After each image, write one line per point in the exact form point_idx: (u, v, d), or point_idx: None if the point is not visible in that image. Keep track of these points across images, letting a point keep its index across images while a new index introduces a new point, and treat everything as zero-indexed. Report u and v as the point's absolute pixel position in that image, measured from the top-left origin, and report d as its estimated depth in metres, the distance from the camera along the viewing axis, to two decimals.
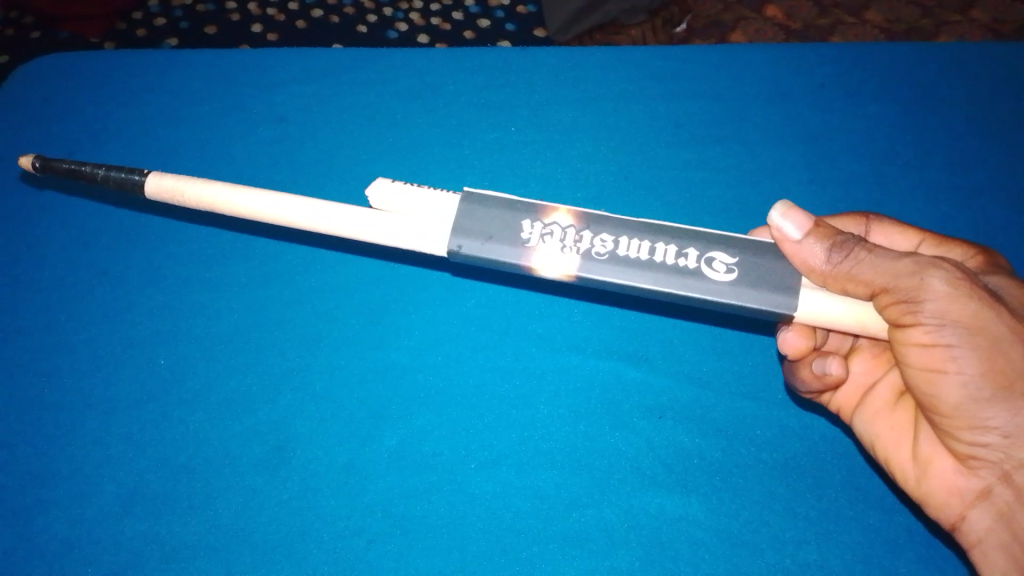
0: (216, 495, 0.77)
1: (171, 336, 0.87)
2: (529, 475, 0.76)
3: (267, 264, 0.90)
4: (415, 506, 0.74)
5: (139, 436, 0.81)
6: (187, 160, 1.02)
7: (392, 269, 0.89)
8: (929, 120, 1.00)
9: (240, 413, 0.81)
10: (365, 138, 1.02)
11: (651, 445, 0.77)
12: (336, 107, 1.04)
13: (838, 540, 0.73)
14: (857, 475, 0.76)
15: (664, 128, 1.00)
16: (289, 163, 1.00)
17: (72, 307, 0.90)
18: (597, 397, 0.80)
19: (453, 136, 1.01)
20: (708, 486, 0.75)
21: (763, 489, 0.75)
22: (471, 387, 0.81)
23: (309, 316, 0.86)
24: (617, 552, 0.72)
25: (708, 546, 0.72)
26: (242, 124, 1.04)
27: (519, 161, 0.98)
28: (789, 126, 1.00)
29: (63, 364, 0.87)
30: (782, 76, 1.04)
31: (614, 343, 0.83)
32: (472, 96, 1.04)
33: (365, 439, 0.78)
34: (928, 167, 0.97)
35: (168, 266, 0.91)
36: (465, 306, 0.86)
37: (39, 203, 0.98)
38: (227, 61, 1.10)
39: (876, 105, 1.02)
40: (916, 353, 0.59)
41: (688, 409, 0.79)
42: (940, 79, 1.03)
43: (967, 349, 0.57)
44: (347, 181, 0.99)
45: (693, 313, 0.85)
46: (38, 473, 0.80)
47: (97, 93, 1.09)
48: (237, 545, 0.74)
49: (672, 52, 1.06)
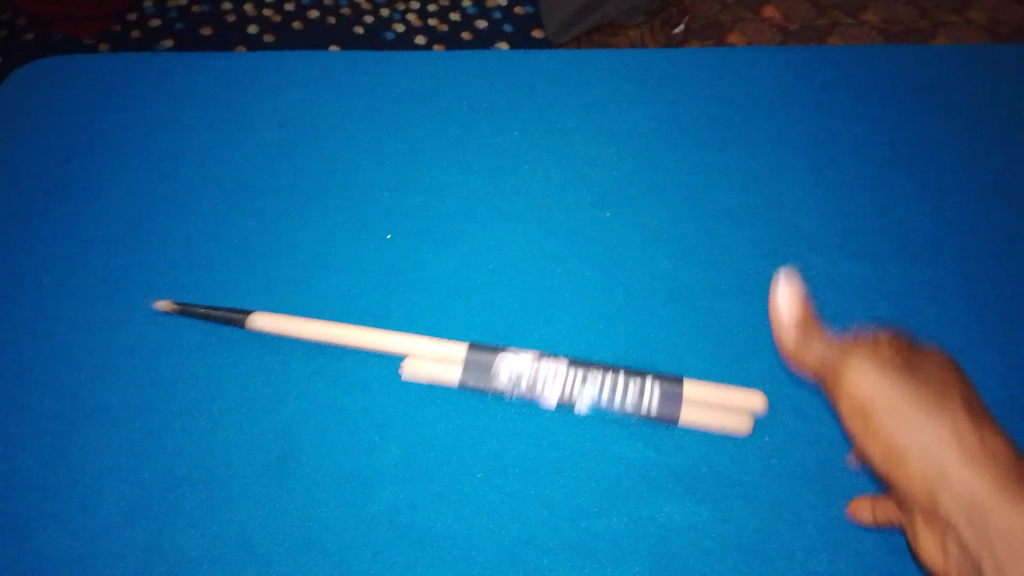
0: (243, 509, 0.81)
1: (202, 358, 0.92)
2: (534, 486, 0.81)
3: (294, 291, 0.96)
4: (422, 517, 0.80)
5: (151, 449, 0.86)
6: (202, 179, 1.05)
7: (399, 275, 0.96)
8: (924, 137, 1.03)
9: (269, 430, 0.86)
10: (376, 156, 1.05)
11: (648, 457, 0.82)
12: (347, 124, 1.08)
13: (827, 547, 0.76)
14: (847, 486, 0.79)
15: (665, 144, 1.03)
16: (303, 181, 1.04)
17: (102, 329, 0.95)
18: (594, 410, 0.86)
19: (453, 151, 1.04)
20: (696, 494, 0.80)
21: (751, 495, 0.79)
22: (474, 399, 0.87)
23: (334, 340, 0.92)
24: (615, 560, 0.76)
25: (697, 556, 0.76)
26: (255, 141, 1.07)
27: (526, 179, 1.02)
28: (787, 141, 1.03)
29: (91, 385, 0.91)
30: (778, 92, 1.07)
31: (623, 359, 0.88)
32: (478, 115, 1.07)
33: (373, 454, 0.84)
34: (923, 184, 1.00)
35: (178, 284, 0.97)
36: (465, 316, 0.93)
37: (67, 232, 1.03)
38: (235, 76, 1.13)
39: (872, 121, 1.05)
40: (880, 428, 0.80)
41: (672, 418, 0.85)
42: (932, 97, 1.07)
43: (908, 402, 0.81)
44: (362, 199, 1.02)
45: (696, 331, 0.90)
46: (72, 488, 0.84)
47: (99, 105, 1.12)
48: (266, 558, 0.78)
49: (665, 66, 1.09)
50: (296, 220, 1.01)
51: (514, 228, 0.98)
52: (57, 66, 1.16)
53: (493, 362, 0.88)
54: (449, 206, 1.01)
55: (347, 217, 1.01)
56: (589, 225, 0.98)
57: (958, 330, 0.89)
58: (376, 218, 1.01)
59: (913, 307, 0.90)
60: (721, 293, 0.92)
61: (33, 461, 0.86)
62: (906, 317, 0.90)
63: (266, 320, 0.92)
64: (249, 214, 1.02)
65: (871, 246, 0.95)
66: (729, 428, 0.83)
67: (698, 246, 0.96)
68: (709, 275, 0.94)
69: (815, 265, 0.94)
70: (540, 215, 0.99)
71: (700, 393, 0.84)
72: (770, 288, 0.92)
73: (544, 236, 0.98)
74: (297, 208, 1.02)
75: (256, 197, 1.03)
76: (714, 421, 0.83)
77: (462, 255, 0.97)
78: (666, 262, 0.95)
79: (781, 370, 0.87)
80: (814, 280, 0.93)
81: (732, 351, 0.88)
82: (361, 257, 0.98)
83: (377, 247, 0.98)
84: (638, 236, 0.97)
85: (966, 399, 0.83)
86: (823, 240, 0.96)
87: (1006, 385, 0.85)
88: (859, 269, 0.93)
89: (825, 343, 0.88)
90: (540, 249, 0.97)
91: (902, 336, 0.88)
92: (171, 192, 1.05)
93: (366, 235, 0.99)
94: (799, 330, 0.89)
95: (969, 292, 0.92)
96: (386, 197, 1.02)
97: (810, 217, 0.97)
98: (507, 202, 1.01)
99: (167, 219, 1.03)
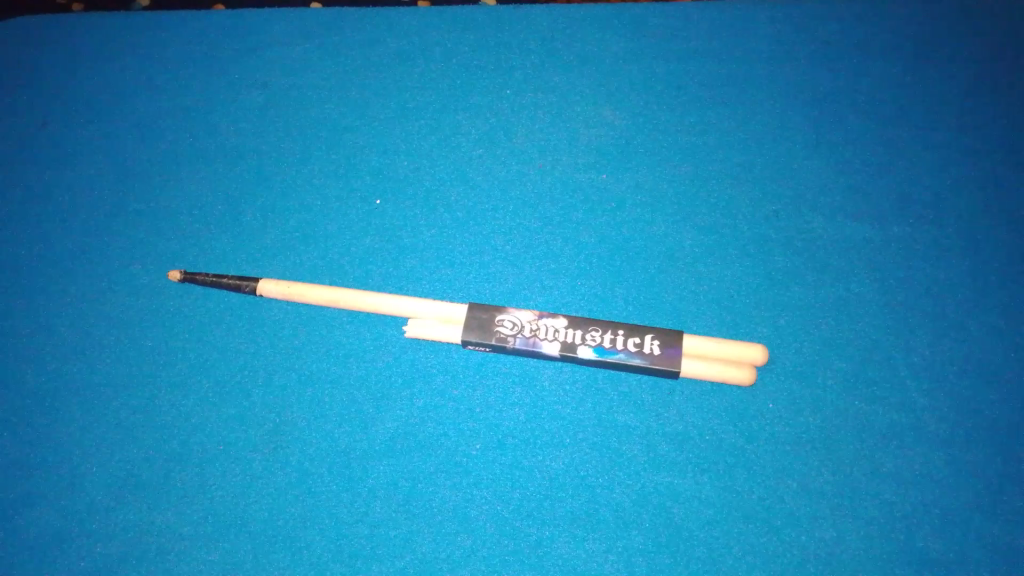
0: (243, 484, 0.82)
1: (194, 329, 0.91)
2: (535, 457, 0.82)
3: (284, 258, 0.95)
4: (418, 489, 0.80)
5: (132, 419, 0.86)
6: (197, 145, 1.05)
7: (387, 244, 0.96)
8: (910, 95, 1.08)
9: (266, 406, 0.86)
10: (376, 120, 1.06)
11: (642, 423, 0.84)
12: (347, 89, 1.09)
13: (802, 510, 0.80)
14: (822, 449, 0.83)
15: (658, 104, 1.07)
16: (300, 146, 1.04)
17: (90, 300, 0.94)
18: (589, 378, 0.87)
19: (439, 125, 1.06)
20: (684, 462, 0.82)
21: (734, 462, 0.82)
22: (471, 367, 0.88)
23: (331, 307, 0.91)
24: (610, 532, 0.78)
25: (683, 526, 0.79)
26: (252, 107, 1.08)
27: (525, 141, 1.04)
28: (776, 99, 1.07)
29: (71, 353, 0.91)
30: (764, 50, 1.12)
31: (621, 322, 0.87)
32: (463, 90, 1.09)
33: (371, 423, 0.84)
34: (914, 143, 1.04)
35: (160, 252, 0.97)
36: (454, 282, 0.92)
37: (53, 201, 1.02)
38: (228, 45, 1.14)
39: (859, 80, 1.09)
40: (843, 467, 0.82)
41: (661, 385, 0.86)
42: (914, 55, 1.12)
43: (872, 463, 0.82)
44: (360, 164, 1.02)
45: (697, 294, 0.91)
46: (61, 464, 0.84)
47: (78, 79, 1.12)
48: (268, 535, 0.79)
49: (649, 44, 1.12)
50: (293, 186, 1.01)
51: (513, 192, 0.99)
52: (40, 42, 1.16)
53: (496, 316, 0.87)
54: (448, 168, 1.02)
55: (348, 181, 1.01)
56: (586, 187, 1.00)
57: (946, 305, 0.92)
58: (375, 183, 1.01)
59: (908, 270, 0.94)
60: (717, 254, 0.94)
61: (21, 439, 0.86)
62: (902, 281, 0.93)
63: (275, 286, 0.91)
64: (244, 180, 1.02)
65: (864, 207, 0.99)
66: (728, 378, 0.85)
67: (693, 207, 0.98)
68: (705, 238, 0.95)
69: (810, 225, 0.97)
70: (538, 176, 1.01)
71: (700, 345, 0.85)
72: (767, 249, 0.95)
73: (543, 199, 0.99)
74: (295, 174, 1.02)
75: (251, 163, 1.03)
76: (716, 371, 0.84)
77: (461, 218, 0.97)
78: (663, 224, 0.96)
79: (781, 334, 0.89)
80: (809, 239, 0.96)
81: (733, 314, 0.90)
82: (349, 226, 0.97)
83: (375, 212, 0.98)
84: (636, 197, 0.99)
85: (950, 369, 0.88)
86: (820, 202, 0.99)
87: (999, 347, 0.89)
88: (853, 231, 0.97)
89: (821, 305, 0.91)
90: (539, 211, 0.98)
91: (898, 299, 0.92)
92: (149, 162, 1.04)
93: (365, 201, 0.99)
94: (798, 293, 0.92)
95: (965, 254, 0.96)
96: (386, 162, 1.03)
97: (805, 178, 1.01)
98: (505, 164, 1.02)
99: (157, 186, 1.02)
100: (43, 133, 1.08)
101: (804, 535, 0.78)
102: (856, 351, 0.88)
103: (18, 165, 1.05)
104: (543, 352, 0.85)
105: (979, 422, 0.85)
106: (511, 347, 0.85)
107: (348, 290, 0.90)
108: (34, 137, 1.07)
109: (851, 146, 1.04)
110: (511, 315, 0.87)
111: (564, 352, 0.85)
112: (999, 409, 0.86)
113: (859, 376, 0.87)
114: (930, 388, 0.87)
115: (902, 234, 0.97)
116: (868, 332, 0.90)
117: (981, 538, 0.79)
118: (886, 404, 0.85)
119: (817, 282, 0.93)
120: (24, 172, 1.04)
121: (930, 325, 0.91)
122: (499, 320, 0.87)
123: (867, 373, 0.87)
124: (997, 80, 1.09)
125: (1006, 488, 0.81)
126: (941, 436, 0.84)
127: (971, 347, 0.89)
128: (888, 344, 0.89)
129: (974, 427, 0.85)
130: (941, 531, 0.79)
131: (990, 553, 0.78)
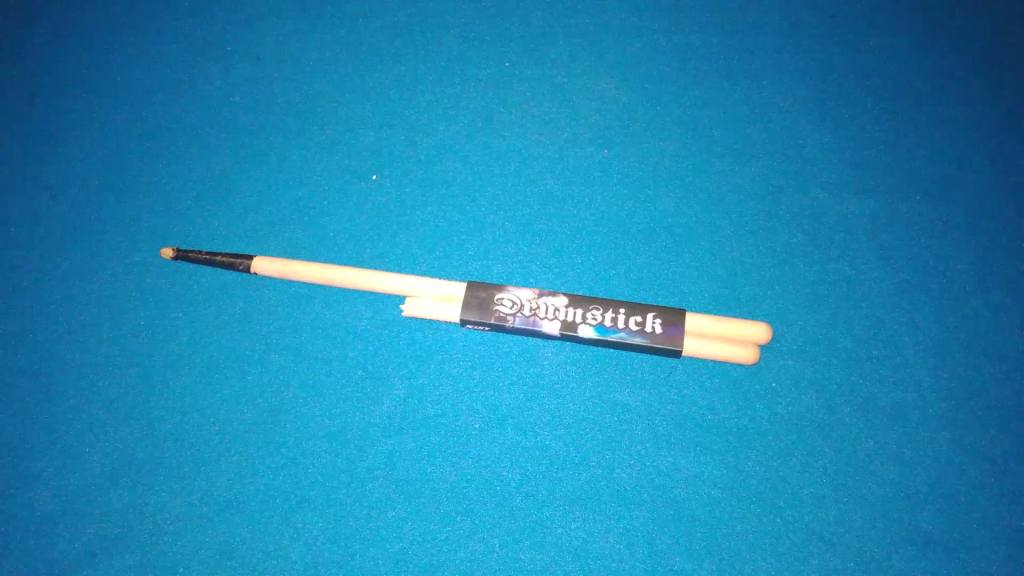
0: (237, 466, 0.80)
1: (187, 308, 0.89)
2: (534, 436, 0.81)
3: (279, 235, 0.93)
4: (416, 471, 0.79)
5: (125, 399, 0.85)
6: (190, 120, 1.03)
7: (384, 221, 0.94)
8: (918, 70, 1.07)
9: (261, 386, 0.84)
10: (374, 95, 1.04)
11: (644, 403, 0.83)
12: (344, 63, 1.07)
13: (806, 491, 0.78)
14: (827, 430, 0.81)
15: (661, 77, 1.05)
16: (297, 120, 1.02)
17: (82, 277, 0.92)
18: (589, 355, 0.85)
19: (437, 100, 1.04)
20: (687, 442, 0.81)
21: (737, 443, 0.81)
22: (469, 345, 0.86)
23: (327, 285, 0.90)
24: (611, 514, 0.77)
25: (685, 509, 0.78)
26: (247, 81, 1.06)
27: (526, 116, 1.02)
28: (780, 72, 1.05)
29: (62, 332, 0.89)
30: (770, 24, 1.10)
31: (623, 300, 0.85)
32: (462, 64, 1.07)
33: (367, 402, 0.83)
34: (921, 119, 1.03)
35: (152, 229, 0.95)
36: (452, 261, 0.90)
37: (43, 176, 1.00)
38: (223, 18, 1.12)
39: (866, 55, 1.08)
40: (848, 447, 0.81)
41: (665, 365, 0.85)
42: (920, 30, 1.10)
43: (877, 443, 0.81)
44: (357, 140, 1.00)
45: (700, 272, 0.89)
46: (55, 445, 0.83)
47: (69, 54, 1.10)
48: (263, 518, 0.78)
49: (652, 18, 1.10)
50: (288, 162, 0.99)
51: (514, 167, 0.98)
52: (32, 16, 1.14)
53: (496, 295, 0.85)
54: (447, 144, 1.00)
55: (344, 156, 0.99)
56: (588, 163, 0.98)
57: (952, 282, 0.91)
58: (373, 157, 0.99)
59: (914, 247, 0.93)
60: (721, 231, 0.93)
61: (12, 419, 0.84)
62: (910, 258, 0.92)
63: (268, 264, 0.89)
64: (237, 155, 1.00)
65: (870, 183, 0.97)
66: (729, 357, 0.83)
67: (696, 183, 0.96)
68: (709, 214, 0.94)
69: (814, 201, 0.95)
70: (539, 151, 0.99)
71: (703, 324, 0.83)
72: (771, 225, 0.93)
73: (544, 175, 0.97)
74: (290, 148, 1.00)
75: (245, 138, 1.01)
76: (720, 350, 0.82)
77: (460, 195, 0.96)
78: (666, 200, 0.95)
79: (786, 312, 0.87)
80: (815, 216, 0.94)
81: (738, 292, 0.88)
82: (346, 203, 0.95)
83: (373, 188, 0.96)
84: (638, 173, 0.97)
85: (956, 348, 0.87)
86: (825, 177, 0.97)
87: (1006, 326, 0.88)
88: (859, 207, 0.95)
89: (826, 283, 0.90)
90: (541, 187, 0.96)
91: (904, 277, 0.91)
92: (141, 137, 1.02)
93: (362, 177, 0.97)
94: (804, 270, 0.90)
95: (972, 231, 0.94)
96: (383, 137, 1.01)
97: (811, 152, 0.99)
98: (505, 139, 1.00)
99: (149, 160, 1.00)
100: (33, 106, 1.05)
101: (807, 515, 0.77)
102: (862, 330, 0.87)
103: (6, 140, 1.03)
104: (543, 331, 0.83)
105: (986, 402, 0.84)
106: (511, 326, 0.84)
107: (343, 268, 0.88)
108: (23, 111, 1.05)
109: (857, 120, 1.02)
110: (511, 293, 0.85)
111: (564, 331, 0.83)
112: (1005, 388, 0.85)
113: (863, 355, 0.86)
114: (936, 367, 0.86)
115: (908, 210, 0.95)
116: (874, 310, 0.88)
117: (986, 518, 0.78)
118: (892, 383, 0.84)
119: (821, 259, 0.91)
120: (13, 146, 1.02)
121: (935, 303, 0.89)
122: (498, 299, 0.85)
123: (873, 351, 0.86)
124: (1004, 57, 1.08)
125: (1011, 467, 0.81)
126: (947, 416, 0.83)
127: (977, 325, 0.88)
128: (894, 322, 0.88)
129: (980, 406, 0.84)
130: (946, 512, 0.78)
131: (995, 533, 0.77)
